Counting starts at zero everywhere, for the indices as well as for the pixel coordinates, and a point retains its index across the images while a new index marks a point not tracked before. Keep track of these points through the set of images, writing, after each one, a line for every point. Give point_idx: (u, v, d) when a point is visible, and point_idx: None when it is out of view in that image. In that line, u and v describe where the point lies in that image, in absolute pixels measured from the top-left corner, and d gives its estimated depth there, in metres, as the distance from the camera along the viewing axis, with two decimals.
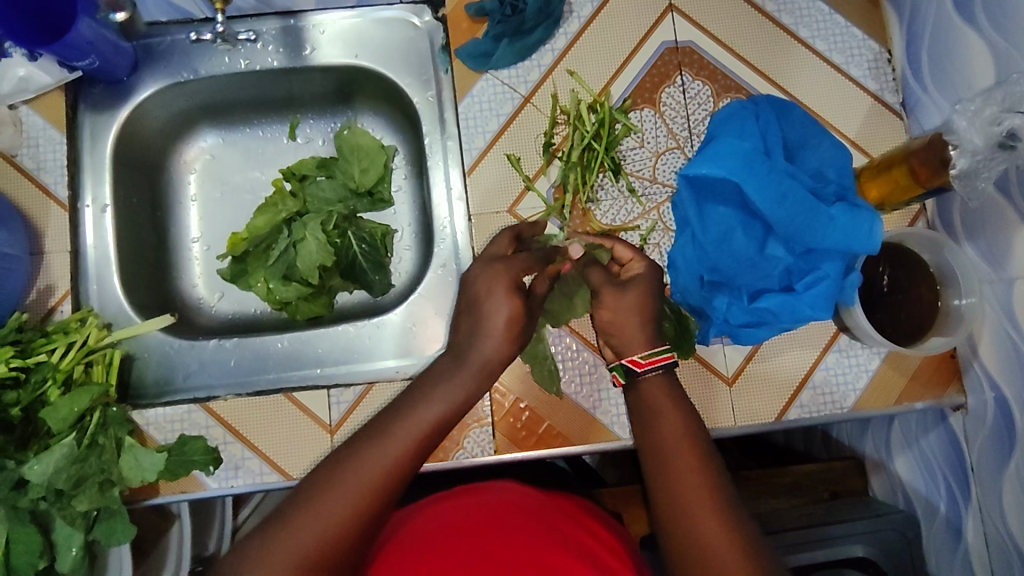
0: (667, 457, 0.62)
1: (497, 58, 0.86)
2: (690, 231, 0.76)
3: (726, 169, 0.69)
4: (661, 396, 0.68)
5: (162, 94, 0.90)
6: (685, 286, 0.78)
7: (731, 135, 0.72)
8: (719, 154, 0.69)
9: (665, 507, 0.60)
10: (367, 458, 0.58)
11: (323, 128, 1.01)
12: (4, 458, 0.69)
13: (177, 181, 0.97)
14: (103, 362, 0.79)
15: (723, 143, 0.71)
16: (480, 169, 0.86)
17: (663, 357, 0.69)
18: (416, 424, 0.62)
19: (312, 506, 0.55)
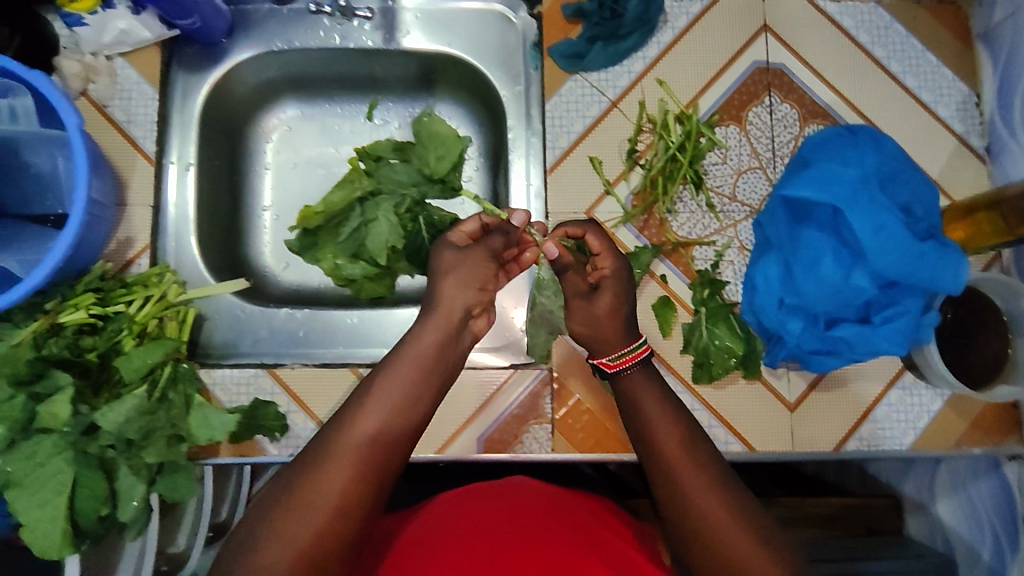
0: (660, 453, 0.65)
1: (589, 60, 0.86)
2: (778, 252, 0.75)
3: (829, 195, 0.70)
4: (647, 392, 0.70)
5: (252, 61, 0.90)
6: (762, 306, 0.77)
7: (833, 162, 0.73)
8: (824, 179, 0.71)
9: (667, 504, 0.62)
10: (352, 437, 0.60)
11: (401, 111, 1.02)
12: (79, 404, 0.71)
13: (255, 148, 0.98)
14: (176, 318, 0.79)
15: (825, 168, 0.72)
16: (563, 169, 0.86)
17: (635, 355, 0.73)
18: (388, 400, 0.62)
19: (313, 492, 0.57)
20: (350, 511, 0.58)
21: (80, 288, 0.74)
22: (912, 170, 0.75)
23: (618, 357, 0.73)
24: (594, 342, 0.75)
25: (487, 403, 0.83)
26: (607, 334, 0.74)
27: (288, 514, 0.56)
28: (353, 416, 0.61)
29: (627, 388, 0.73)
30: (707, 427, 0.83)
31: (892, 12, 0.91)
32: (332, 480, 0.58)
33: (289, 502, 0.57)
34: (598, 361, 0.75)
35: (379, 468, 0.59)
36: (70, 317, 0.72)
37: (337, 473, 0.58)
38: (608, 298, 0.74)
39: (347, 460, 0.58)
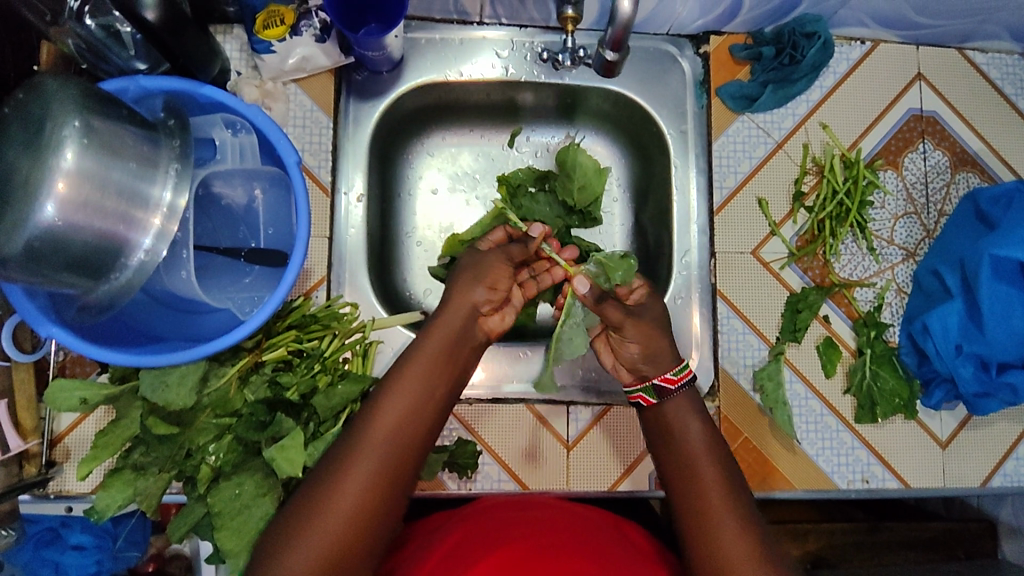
0: (689, 473, 0.66)
1: (761, 102, 0.88)
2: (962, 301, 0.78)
3: None
4: (686, 412, 0.72)
5: (417, 89, 0.89)
6: (938, 351, 0.80)
7: None
8: None
9: (683, 517, 0.64)
10: (368, 441, 0.61)
11: (543, 140, 1.02)
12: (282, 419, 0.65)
13: (403, 174, 0.97)
14: (360, 352, 0.77)
15: None
16: (729, 209, 0.88)
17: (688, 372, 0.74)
18: (398, 404, 0.64)
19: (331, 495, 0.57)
20: (370, 515, 0.58)
21: (283, 324, 0.74)
22: None
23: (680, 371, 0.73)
24: (649, 366, 0.75)
25: None
26: (664, 352, 0.75)
27: (312, 517, 0.57)
28: (367, 422, 0.62)
29: (669, 410, 0.72)
30: (866, 464, 0.85)
31: None
32: (352, 481, 0.58)
33: (310, 506, 0.57)
34: (660, 379, 0.73)
35: (391, 471, 0.60)
36: (272, 354, 0.73)
37: (355, 474, 0.59)
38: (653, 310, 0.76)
39: (362, 465, 0.59)
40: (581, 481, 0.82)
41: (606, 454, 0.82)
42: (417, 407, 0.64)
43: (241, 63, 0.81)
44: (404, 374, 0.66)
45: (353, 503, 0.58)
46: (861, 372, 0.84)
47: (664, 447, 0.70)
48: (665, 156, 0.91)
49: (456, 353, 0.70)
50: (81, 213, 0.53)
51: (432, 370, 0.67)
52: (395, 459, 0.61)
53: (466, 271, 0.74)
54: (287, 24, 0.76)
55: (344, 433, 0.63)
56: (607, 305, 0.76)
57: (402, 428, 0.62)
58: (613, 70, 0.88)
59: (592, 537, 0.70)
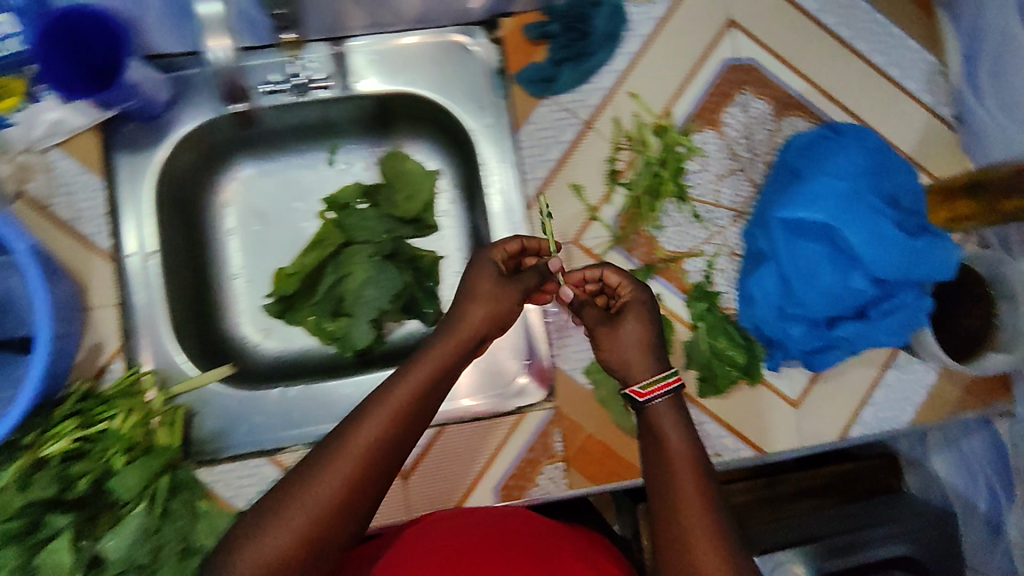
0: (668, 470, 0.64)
1: (559, 82, 0.82)
2: (775, 264, 0.75)
3: (824, 212, 0.72)
4: (665, 419, 0.69)
5: (200, 128, 0.84)
6: (763, 318, 0.77)
7: (825, 174, 0.73)
8: (816, 197, 0.72)
9: (660, 502, 0.63)
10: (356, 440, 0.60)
11: (364, 152, 0.97)
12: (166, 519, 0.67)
13: (215, 215, 0.92)
14: (167, 421, 0.77)
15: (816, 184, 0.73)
16: (544, 200, 0.83)
17: (665, 384, 0.70)
18: (393, 403, 0.63)
19: (312, 483, 0.58)
20: (348, 504, 0.58)
21: (59, 415, 0.71)
22: (898, 160, 0.75)
23: (648, 385, 0.70)
24: (625, 372, 0.74)
25: (495, 454, 0.81)
26: (639, 364, 0.72)
27: (283, 517, 0.56)
28: (356, 423, 0.62)
29: (648, 419, 0.69)
30: (717, 439, 0.83)
31: None
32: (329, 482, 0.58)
33: (285, 504, 0.57)
34: (630, 389, 0.71)
35: (372, 467, 0.60)
36: (52, 448, 0.69)
37: (341, 467, 0.59)
38: (632, 324, 0.74)
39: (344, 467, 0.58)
40: (422, 506, 0.80)
41: (448, 474, 0.80)
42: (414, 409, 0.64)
43: None
44: (408, 376, 0.66)
45: (327, 505, 0.57)
46: (699, 348, 0.81)
47: (651, 443, 0.68)
48: (476, 156, 0.85)
49: (455, 356, 0.70)
50: None
51: (436, 373, 0.67)
52: (381, 445, 0.61)
53: (482, 286, 0.74)
54: (17, 93, 0.77)
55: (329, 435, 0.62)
56: (585, 310, 0.78)
57: (390, 429, 0.62)
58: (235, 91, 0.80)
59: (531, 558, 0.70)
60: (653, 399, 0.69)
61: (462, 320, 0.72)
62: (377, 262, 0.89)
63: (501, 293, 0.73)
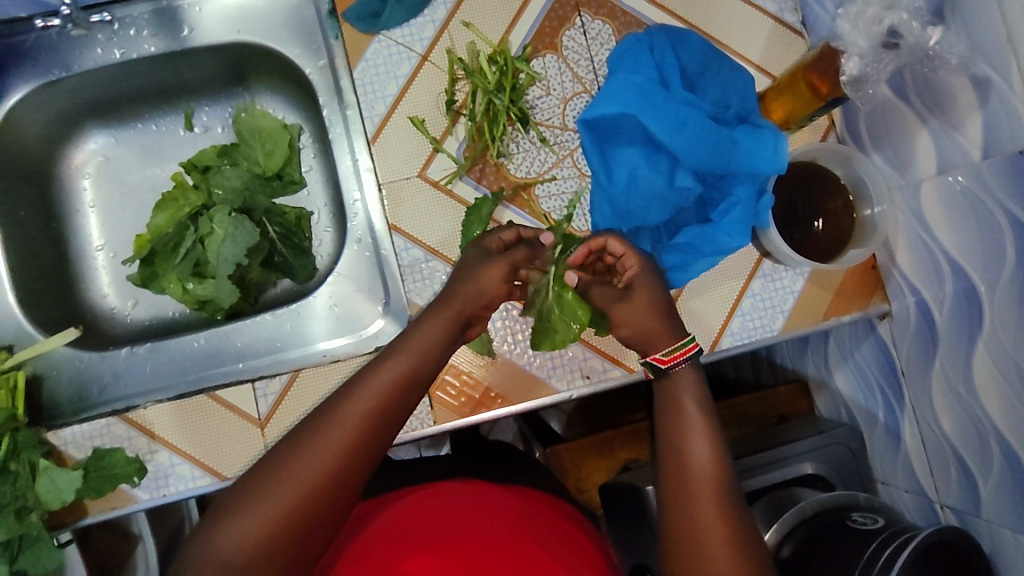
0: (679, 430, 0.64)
1: (386, 17, 0.82)
2: (598, 187, 0.73)
3: (623, 104, 0.68)
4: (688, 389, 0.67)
5: (37, 95, 0.83)
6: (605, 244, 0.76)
7: (626, 70, 0.70)
8: (614, 90, 0.69)
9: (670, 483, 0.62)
10: (333, 429, 0.57)
11: (221, 114, 0.96)
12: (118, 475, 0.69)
13: (70, 188, 0.92)
14: (6, 386, 0.74)
15: (618, 80, 0.70)
16: (385, 135, 0.82)
17: (689, 349, 0.68)
18: (368, 398, 0.60)
19: (296, 461, 0.55)
20: (341, 476, 0.56)
21: None
22: (716, 60, 0.75)
23: (670, 351, 0.67)
24: (645, 343, 0.71)
25: None
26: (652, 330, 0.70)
27: (275, 483, 0.55)
28: (357, 384, 0.61)
29: (669, 385, 0.67)
30: (583, 360, 0.82)
31: None
32: (313, 460, 0.56)
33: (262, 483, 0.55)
34: (651, 356, 0.69)
35: (368, 441, 0.58)
36: None
37: (331, 438, 0.57)
38: (643, 293, 0.70)
39: (315, 461, 0.55)
40: None
41: None
42: (400, 389, 0.62)
43: None
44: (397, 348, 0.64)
45: (306, 492, 0.55)
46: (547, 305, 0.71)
47: (666, 403, 0.67)
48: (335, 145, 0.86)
49: (429, 356, 0.65)
50: None
51: (412, 367, 0.63)
52: (372, 417, 0.59)
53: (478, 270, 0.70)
54: None
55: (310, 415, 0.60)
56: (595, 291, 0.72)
57: (393, 397, 0.61)
58: None
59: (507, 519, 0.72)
60: (675, 365, 0.67)
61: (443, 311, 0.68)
62: (235, 217, 0.86)
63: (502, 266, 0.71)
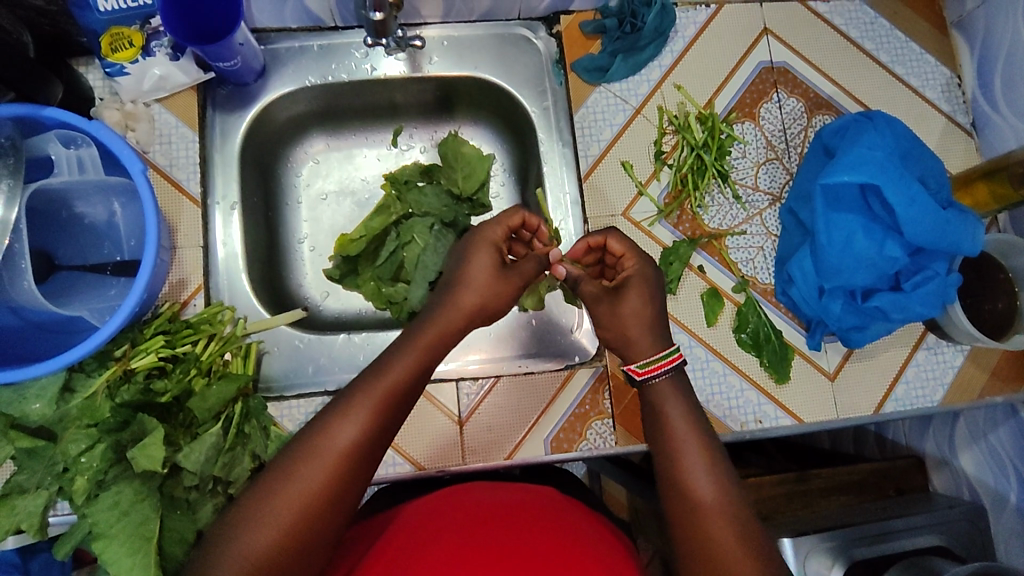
0: (677, 459, 0.68)
1: (613, 72, 0.91)
2: (809, 245, 0.83)
3: (864, 175, 0.77)
4: (694, 443, 0.69)
5: (287, 97, 0.92)
6: (803, 297, 0.84)
7: (862, 146, 0.79)
8: (856, 162, 0.77)
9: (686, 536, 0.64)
10: (323, 453, 0.60)
11: (425, 134, 1.04)
12: None
13: (287, 183, 0.99)
14: (239, 353, 0.80)
15: (856, 153, 0.78)
16: (597, 175, 0.91)
17: (667, 362, 0.75)
18: (340, 442, 0.61)
19: (284, 487, 0.59)
20: (329, 501, 0.60)
21: (149, 331, 0.75)
22: (922, 147, 0.83)
23: (646, 364, 0.76)
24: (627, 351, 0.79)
25: (549, 406, 0.86)
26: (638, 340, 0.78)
27: (263, 512, 0.58)
28: (340, 411, 0.63)
29: (655, 395, 0.75)
30: (757, 405, 0.87)
31: (875, 9, 0.99)
32: (253, 540, 0.57)
33: (252, 510, 0.58)
34: (628, 366, 0.77)
35: (354, 468, 0.61)
36: (141, 362, 0.74)
37: (319, 467, 0.60)
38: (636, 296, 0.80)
39: (305, 487, 0.59)
40: (475, 456, 0.84)
41: (503, 424, 0.85)
42: (384, 414, 0.64)
43: (102, 90, 0.84)
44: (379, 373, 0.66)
45: (297, 516, 0.58)
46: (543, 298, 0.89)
47: (657, 425, 0.72)
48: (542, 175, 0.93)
49: (413, 384, 0.67)
50: None
51: (388, 393, 0.65)
52: (358, 447, 0.62)
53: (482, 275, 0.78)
54: (136, 45, 0.79)
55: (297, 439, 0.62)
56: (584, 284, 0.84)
57: (379, 421, 0.63)
58: (384, 32, 0.83)
59: (540, 507, 0.74)
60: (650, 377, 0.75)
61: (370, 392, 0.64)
62: (437, 233, 0.94)
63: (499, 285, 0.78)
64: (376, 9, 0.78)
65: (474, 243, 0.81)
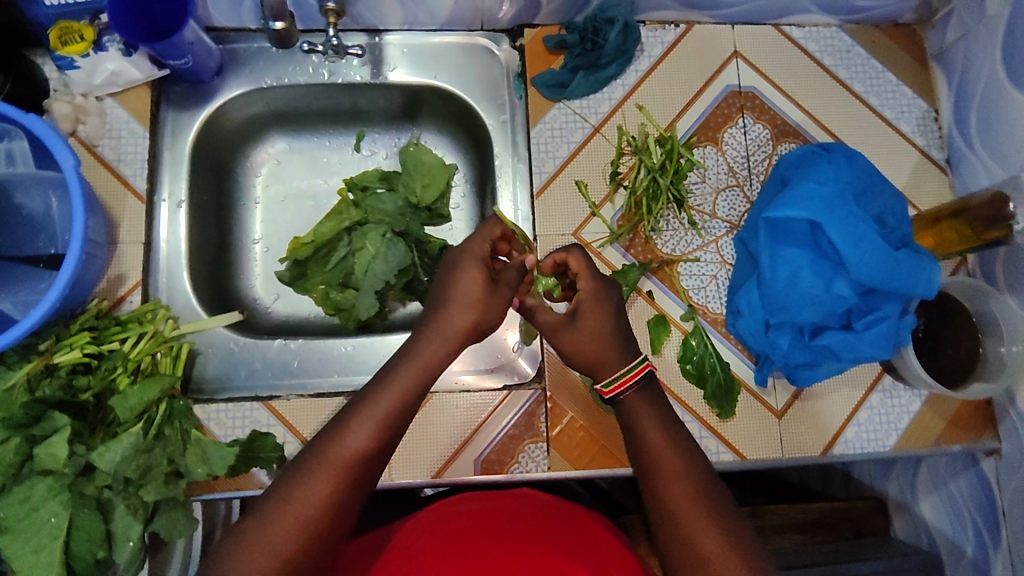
0: (658, 475, 0.64)
1: (572, 88, 0.89)
2: (756, 278, 0.80)
3: (809, 210, 0.75)
4: (672, 454, 0.65)
5: (244, 97, 0.92)
6: (749, 331, 0.81)
7: (812, 180, 0.77)
8: (802, 197, 0.75)
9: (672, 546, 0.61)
10: (334, 456, 0.60)
11: (388, 141, 1.03)
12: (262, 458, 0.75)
13: (244, 183, 0.99)
14: (170, 353, 0.79)
15: (804, 187, 0.76)
16: (549, 192, 0.89)
17: (631, 378, 0.69)
18: (348, 451, 0.60)
19: (299, 494, 0.58)
20: (339, 509, 0.59)
21: (75, 327, 0.75)
22: (881, 183, 0.80)
23: (612, 382, 0.70)
24: (598, 371, 0.72)
25: (481, 425, 0.84)
26: (605, 361, 0.71)
27: (273, 520, 0.58)
28: (351, 420, 0.62)
29: (630, 414, 0.69)
30: (699, 438, 0.84)
31: (852, 36, 0.96)
32: (265, 549, 0.56)
33: (264, 519, 0.58)
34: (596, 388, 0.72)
35: (362, 476, 0.61)
36: (65, 357, 0.73)
37: (331, 475, 0.59)
38: (594, 319, 0.72)
39: (315, 496, 0.58)
40: (404, 472, 0.82)
41: (433, 441, 0.83)
42: (392, 422, 0.63)
43: (57, 82, 0.84)
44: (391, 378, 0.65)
45: (308, 523, 0.58)
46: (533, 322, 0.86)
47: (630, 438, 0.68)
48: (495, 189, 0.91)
49: (420, 391, 0.66)
50: None
51: (398, 402, 0.64)
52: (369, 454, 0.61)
53: (467, 288, 0.70)
54: (86, 39, 0.78)
55: (307, 446, 0.62)
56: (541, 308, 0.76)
57: (387, 429, 0.63)
58: (287, 41, 0.82)
59: (504, 520, 0.71)
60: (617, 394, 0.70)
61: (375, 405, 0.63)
62: (389, 240, 0.92)
63: (489, 307, 0.70)
64: (279, 18, 0.77)
65: (461, 261, 0.72)
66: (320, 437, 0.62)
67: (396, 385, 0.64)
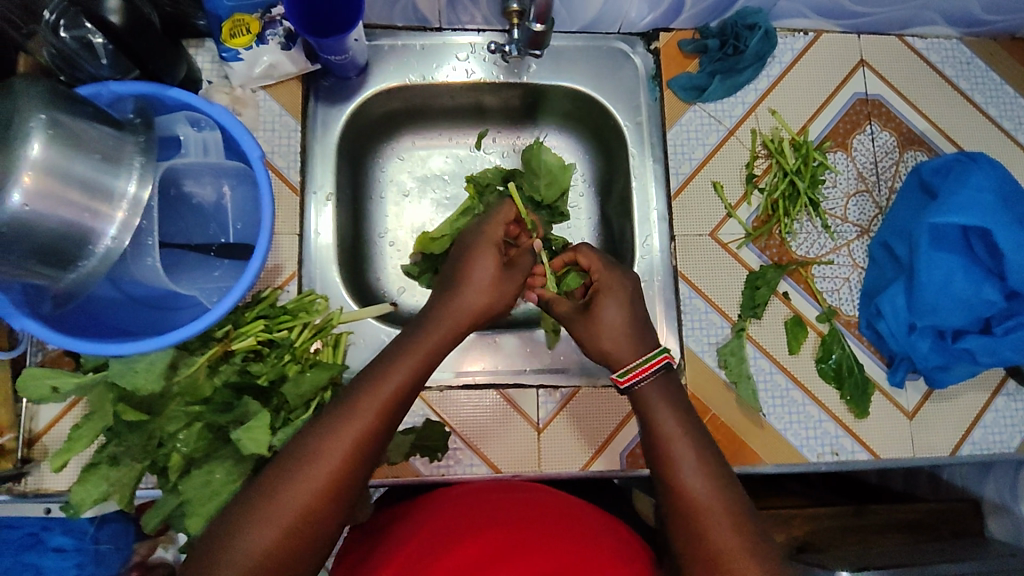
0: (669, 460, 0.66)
1: (710, 92, 0.92)
2: (903, 281, 0.83)
3: (969, 217, 0.77)
4: (683, 441, 0.67)
5: (383, 93, 0.93)
6: (892, 331, 0.84)
7: (969, 187, 0.80)
8: (963, 205, 0.78)
9: (681, 531, 0.62)
10: (328, 445, 0.59)
11: (509, 139, 1.05)
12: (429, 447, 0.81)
13: (374, 177, 1.00)
14: (329, 343, 0.82)
15: (962, 195, 0.79)
16: (686, 194, 0.91)
17: (653, 365, 0.72)
18: (346, 437, 0.59)
19: (292, 485, 0.57)
20: (334, 499, 0.58)
21: (251, 315, 0.78)
22: None
23: (630, 370, 0.72)
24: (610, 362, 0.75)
25: (626, 421, 0.86)
26: (617, 350, 0.74)
27: (262, 511, 0.56)
28: (345, 409, 0.61)
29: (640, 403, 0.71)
30: (835, 437, 0.87)
31: (972, 49, 0.99)
32: (257, 538, 0.55)
33: (254, 508, 0.56)
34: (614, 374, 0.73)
35: (359, 464, 0.60)
36: (241, 343, 0.76)
37: (328, 460, 0.58)
38: (615, 309, 0.76)
39: (309, 486, 0.57)
40: (552, 464, 0.84)
41: (580, 435, 0.85)
42: (391, 408, 0.62)
43: (212, 73, 0.85)
44: (392, 365, 0.64)
45: (302, 513, 0.56)
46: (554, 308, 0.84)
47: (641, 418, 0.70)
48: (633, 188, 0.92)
49: (422, 375, 0.66)
50: (46, 201, 0.56)
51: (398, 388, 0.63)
52: (364, 441, 0.60)
53: (480, 276, 0.74)
54: (252, 32, 0.78)
55: (301, 432, 0.61)
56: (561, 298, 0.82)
57: (386, 415, 0.62)
58: (537, 44, 0.87)
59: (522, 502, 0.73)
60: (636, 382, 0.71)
61: (383, 382, 0.63)
62: None
63: (498, 286, 0.75)
64: (539, 20, 0.81)
65: (473, 243, 0.79)
66: (312, 424, 0.61)
67: (398, 370, 0.64)
